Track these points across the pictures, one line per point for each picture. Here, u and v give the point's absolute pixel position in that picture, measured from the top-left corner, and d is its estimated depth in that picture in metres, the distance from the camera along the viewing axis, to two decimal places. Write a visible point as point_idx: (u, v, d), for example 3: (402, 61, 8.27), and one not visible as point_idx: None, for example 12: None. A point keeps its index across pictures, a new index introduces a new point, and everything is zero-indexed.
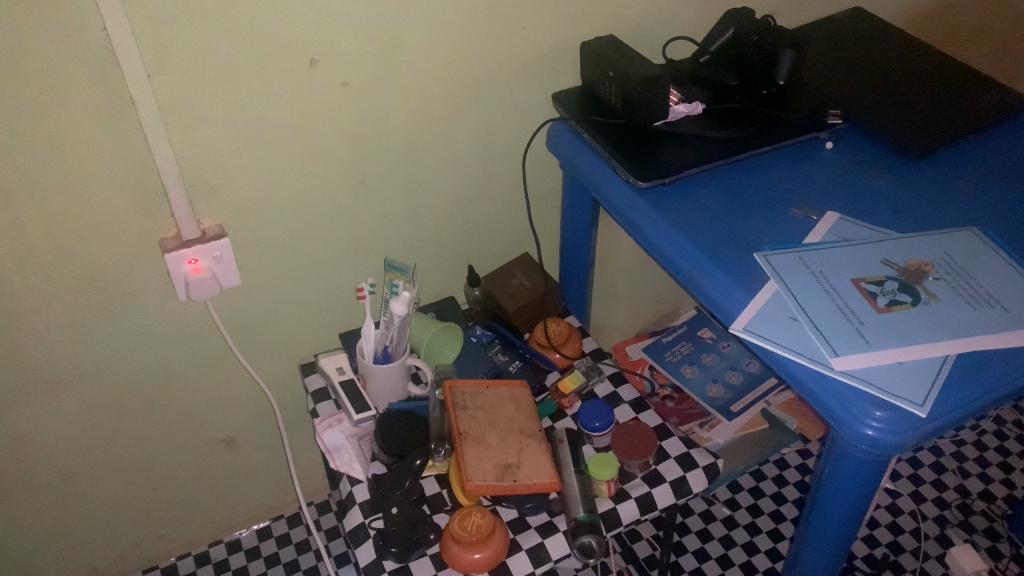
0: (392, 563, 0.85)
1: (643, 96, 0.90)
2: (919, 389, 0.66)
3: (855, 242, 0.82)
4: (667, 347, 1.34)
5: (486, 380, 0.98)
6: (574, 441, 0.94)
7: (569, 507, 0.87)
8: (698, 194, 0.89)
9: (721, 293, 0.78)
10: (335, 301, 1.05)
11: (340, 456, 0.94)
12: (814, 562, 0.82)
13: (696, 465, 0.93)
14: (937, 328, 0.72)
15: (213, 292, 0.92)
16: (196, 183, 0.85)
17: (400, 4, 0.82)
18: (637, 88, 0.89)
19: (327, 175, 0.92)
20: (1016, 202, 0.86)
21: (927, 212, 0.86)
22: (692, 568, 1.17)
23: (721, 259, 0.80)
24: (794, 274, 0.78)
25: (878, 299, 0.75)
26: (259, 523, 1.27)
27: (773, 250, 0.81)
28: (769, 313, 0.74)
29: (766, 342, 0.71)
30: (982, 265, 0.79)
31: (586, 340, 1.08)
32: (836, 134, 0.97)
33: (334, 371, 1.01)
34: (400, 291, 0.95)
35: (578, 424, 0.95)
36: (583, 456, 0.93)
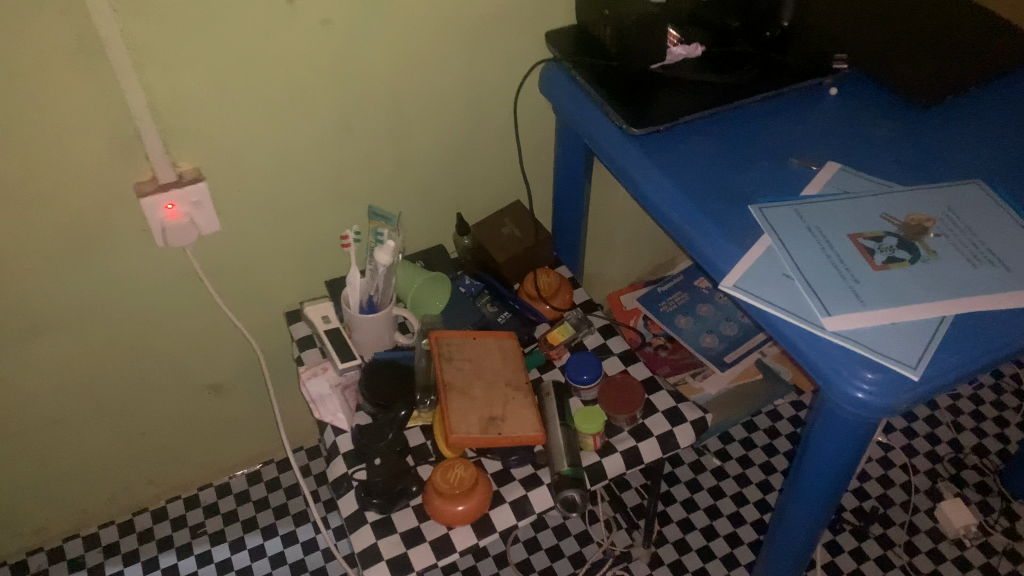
0: (375, 513, 0.84)
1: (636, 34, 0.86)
2: (913, 352, 0.64)
3: (855, 195, 0.79)
4: (661, 298, 1.32)
5: (473, 332, 0.96)
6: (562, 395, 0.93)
7: (554, 460, 0.86)
8: (693, 142, 0.85)
9: (713, 248, 0.75)
10: (319, 247, 1.02)
11: (325, 406, 0.93)
12: (800, 521, 0.81)
13: (684, 420, 0.92)
14: (934, 287, 0.69)
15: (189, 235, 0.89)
16: (173, 126, 0.81)
17: None
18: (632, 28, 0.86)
19: (311, 118, 0.89)
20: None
21: (933, 164, 0.82)
22: (680, 518, 1.17)
23: (714, 213, 0.77)
24: (789, 228, 0.75)
25: (874, 256, 0.72)
26: (249, 467, 1.27)
27: (769, 203, 0.78)
28: (761, 269, 0.71)
29: (757, 301, 0.69)
30: (987, 222, 0.75)
31: (578, 291, 1.05)
32: (839, 79, 0.93)
33: (319, 320, 0.99)
34: (387, 242, 0.92)
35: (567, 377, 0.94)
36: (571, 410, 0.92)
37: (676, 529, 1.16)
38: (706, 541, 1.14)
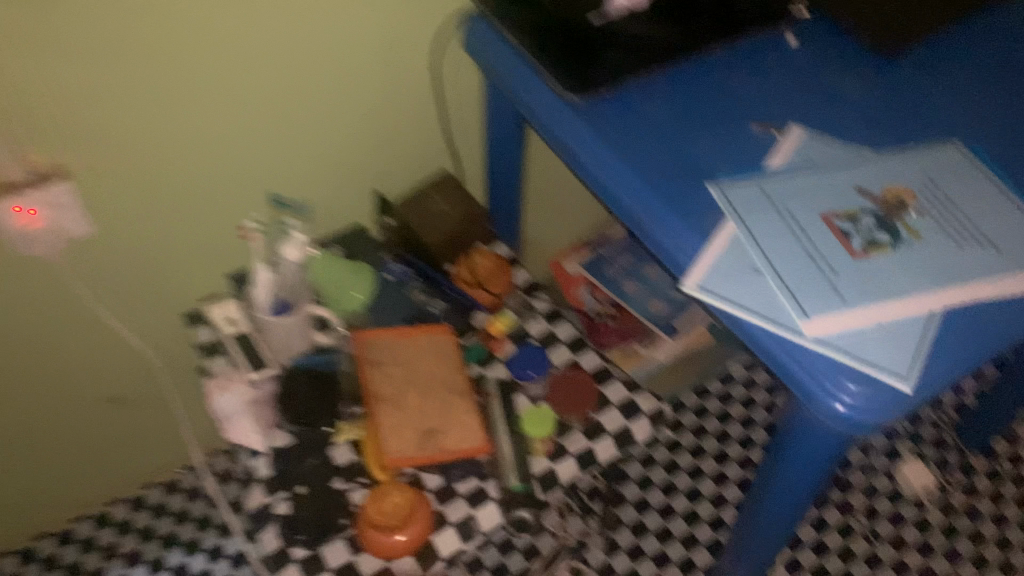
0: (301, 550, 0.75)
1: None
2: (903, 358, 0.57)
3: (824, 166, 0.70)
4: (605, 263, 1.22)
5: (402, 329, 0.85)
6: (507, 397, 0.84)
7: (502, 477, 0.78)
8: (643, 110, 0.74)
9: (671, 237, 0.65)
10: (217, 238, 0.89)
11: (236, 424, 0.80)
12: (770, 517, 0.75)
13: (640, 413, 0.84)
14: (919, 275, 0.61)
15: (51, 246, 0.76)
16: (14, 110, 0.66)
17: None
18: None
19: (194, 93, 0.74)
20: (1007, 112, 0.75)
21: (908, 126, 0.73)
22: (635, 498, 1.12)
23: (671, 196, 0.67)
24: (755, 211, 0.65)
25: (852, 240, 0.64)
26: (164, 476, 1.14)
27: (729, 180, 0.68)
28: (726, 263, 0.62)
29: (724, 304, 0.60)
30: (970, 192, 0.68)
31: (518, 270, 0.95)
32: (799, 24, 0.83)
33: (224, 322, 0.88)
34: (296, 235, 0.81)
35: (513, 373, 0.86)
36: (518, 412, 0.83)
37: (632, 511, 1.11)
38: (663, 521, 1.10)
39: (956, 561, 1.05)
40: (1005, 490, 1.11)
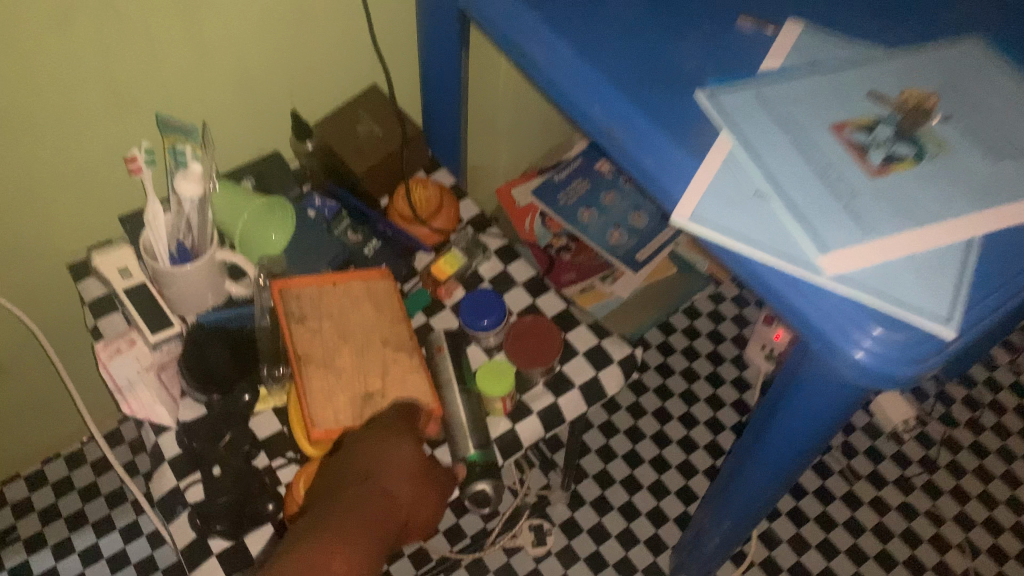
0: (220, 543, 0.63)
1: None
2: (942, 296, 0.46)
3: (829, 67, 0.58)
4: (558, 189, 1.10)
5: (330, 275, 0.72)
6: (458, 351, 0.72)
7: (456, 446, 0.67)
8: (613, 6, 0.61)
9: (655, 158, 0.54)
10: (99, 176, 0.73)
11: (135, 396, 0.68)
12: (764, 474, 0.66)
13: (610, 361, 0.74)
14: (950, 196, 0.51)
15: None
16: None
17: None
18: None
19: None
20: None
21: (921, 19, 0.62)
22: (599, 447, 1.03)
23: (651, 105, 0.55)
24: (753, 120, 0.54)
25: (869, 155, 0.53)
26: (68, 447, 1.01)
27: (720, 85, 0.56)
28: (722, 188, 0.51)
29: (723, 237, 0.49)
30: (1000, 95, 0.58)
31: (464, 202, 0.82)
32: None
33: (117, 275, 0.73)
34: (190, 167, 0.65)
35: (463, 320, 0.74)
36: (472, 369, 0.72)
37: (596, 461, 1.03)
38: (630, 470, 1.02)
39: (936, 496, 0.99)
40: (984, 419, 1.05)
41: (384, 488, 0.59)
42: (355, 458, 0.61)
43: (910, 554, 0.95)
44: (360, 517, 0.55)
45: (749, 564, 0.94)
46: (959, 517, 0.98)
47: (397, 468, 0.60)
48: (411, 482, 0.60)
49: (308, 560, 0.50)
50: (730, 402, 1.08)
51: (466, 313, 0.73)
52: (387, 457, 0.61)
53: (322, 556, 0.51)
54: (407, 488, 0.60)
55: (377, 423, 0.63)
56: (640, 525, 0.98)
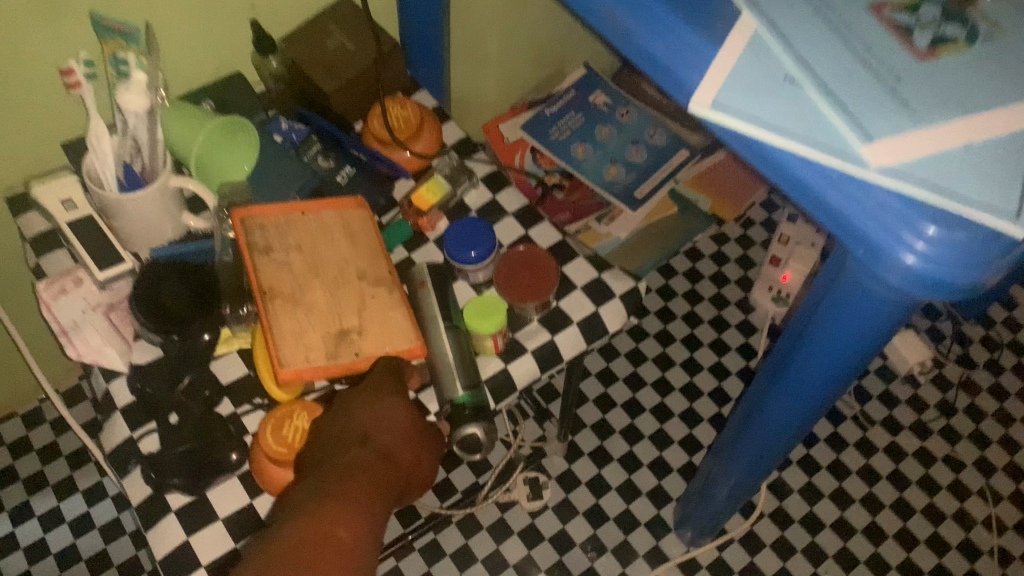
0: (179, 497, 0.57)
1: None
2: (1008, 190, 0.40)
3: None
4: (551, 121, 1.02)
5: (298, 204, 0.64)
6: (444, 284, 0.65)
7: (444, 387, 0.60)
8: None
9: (666, 45, 0.46)
10: (33, 97, 0.65)
11: (83, 339, 0.61)
12: (786, 411, 0.60)
13: (612, 296, 0.67)
14: (1010, 80, 0.44)
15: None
16: None
17: None
18: None
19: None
20: None
21: None
22: (597, 397, 0.98)
23: None
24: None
25: (914, 37, 0.45)
26: (25, 406, 0.95)
27: None
28: (746, 74, 0.44)
29: (749, 127, 0.42)
30: None
31: (448, 125, 0.74)
32: None
33: (60, 206, 0.65)
34: (135, 77, 0.58)
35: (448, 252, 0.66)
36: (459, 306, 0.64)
37: (594, 411, 0.98)
38: (631, 419, 0.97)
39: (955, 442, 0.95)
40: (1003, 359, 1.00)
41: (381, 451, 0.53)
42: (346, 420, 0.54)
43: (928, 503, 0.91)
44: (364, 477, 0.49)
45: (760, 516, 0.90)
46: (978, 462, 0.93)
47: (392, 430, 0.55)
48: (408, 440, 0.55)
49: (315, 522, 0.45)
50: (735, 347, 1.02)
51: (450, 243, 0.65)
52: (381, 418, 0.55)
53: (333, 516, 0.45)
54: (404, 447, 0.55)
55: (366, 385, 0.56)
56: (642, 477, 0.94)
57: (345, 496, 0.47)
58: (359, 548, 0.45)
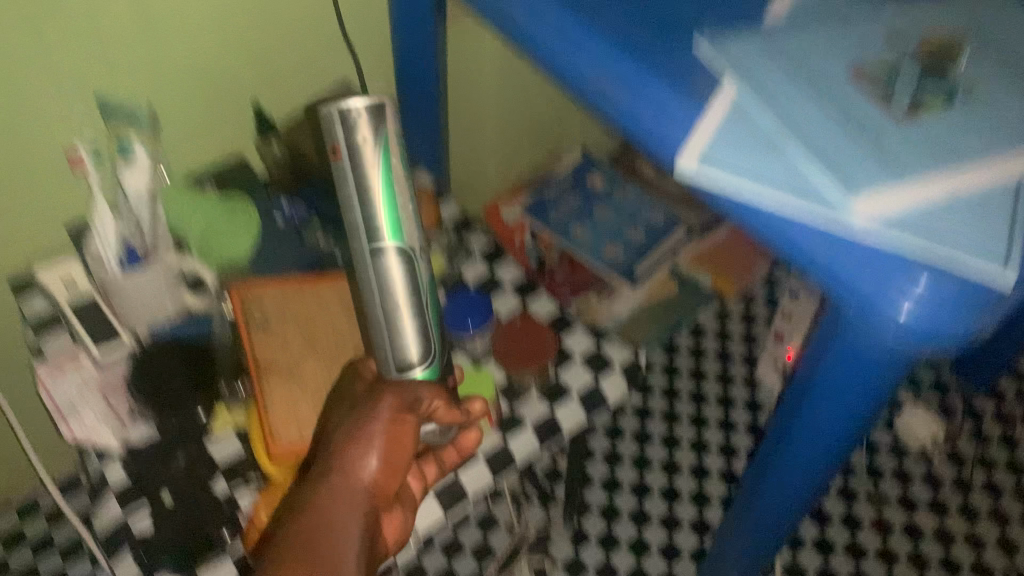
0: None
1: None
2: (993, 236, 0.40)
3: (844, 12, 0.52)
4: (550, 204, 1.03)
5: (297, 280, 0.64)
6: (390, 136, 0.50)
7: (382, 350, 0.51)
8: None
9: (651, 109, 0.48)
10: (39, 183, 0.66)
11: (76, 417, 0.60)
12: (787, 488, 0.58)
13: (611, 367, 0.66)
14: (993, 136, 0.44)
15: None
16: None
17: None
18: None
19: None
20: None
21: None
22: (603, 478, 0.96)
23: (651, 57, 0.50)
24: (760, 66, 0.48)
25: (894, 99, 0.46)
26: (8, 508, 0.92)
27: (720, 32, 0.51)
28: (734, 136, 0.45)
29: (737, 182, 0.43)
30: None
31: (445, 204, 0.76)
32: None
33: (61, 286, 0.66)
34: (136, 154, 0.64)
35: (342, 111, 0.49)
36: (405, 213, 0.51)
37: (601, 493, 0.95)
38: (639, 502, 0.95)
39: (974, 519, 0.93)
40: (1017, 435, 1.00)
41: (369, 511, 0.46)
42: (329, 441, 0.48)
43: None
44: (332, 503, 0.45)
45: None
46: (1000, 539, 0.91)
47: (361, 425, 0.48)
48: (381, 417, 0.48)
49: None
50: (744, 425, 1.00)
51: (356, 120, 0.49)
52: (352, 459, 0.47)
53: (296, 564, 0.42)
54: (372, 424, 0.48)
55: (346, 411, 0.50)
56: (652, 562, 0.90)
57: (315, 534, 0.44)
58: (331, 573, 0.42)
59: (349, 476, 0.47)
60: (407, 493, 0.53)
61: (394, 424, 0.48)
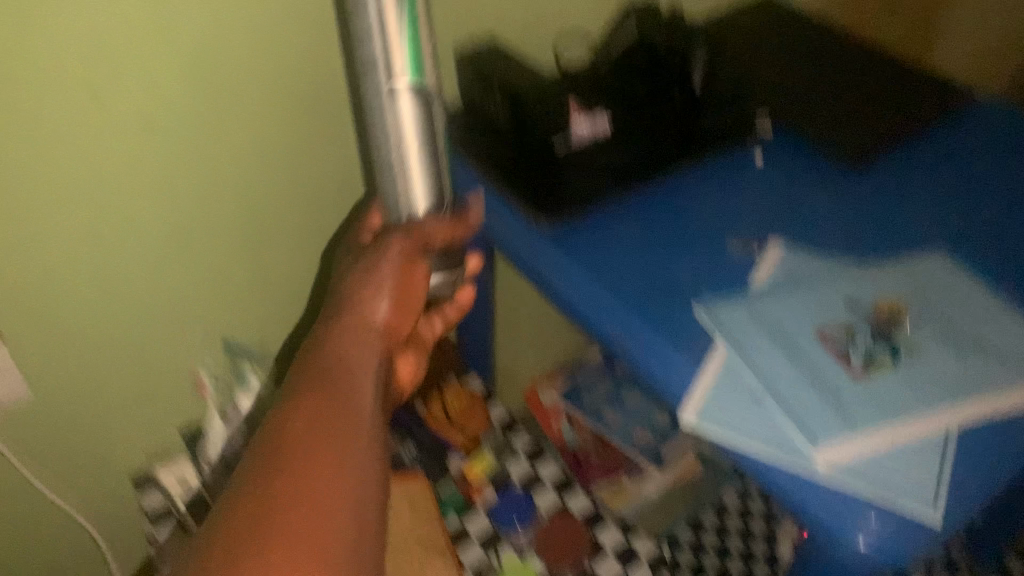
0: None
1: (530, 91, 0.73)
2: (927, 482, 0.53)
3: (810, 280, 0.66)
4: (583, 391, 1.16)
5: None
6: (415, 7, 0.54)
7: (386, 183, 0.62)
8: (615, 233, 0.73)
9: (659, 364, 0.62)
10: (168, 392, 0.83)
11: None
12: None
13: (638, 560, 0.77)
14: (929, 390, 0.57)
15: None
16: None
17: (222, 48, 0.64)
18: (523, 99, 0.73)
19: (165, 155, 0.68)
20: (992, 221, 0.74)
21: (885, 230, 0.72)
22: None
23: (661, 318, 0.64)
24: (744, 331, 0.62)
25: (851, 357, 0.59)
26: None
27: (714, 299, 0.65)
28: (726, 394, 0.58)
29: (728, 436, 0.56)
30: (962, 299, 0.65)
31: (495, 406, 0.89)
32: (766, 144, 0.83)
33: (176, 483, 0.83)
34: (248, 381, 0.84)
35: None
36: (425, 45, 0.56)
37: None
38: None
39: None
40: None
41: (381, 344, 0.61)
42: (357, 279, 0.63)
43: None
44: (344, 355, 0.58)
45: None
46: None
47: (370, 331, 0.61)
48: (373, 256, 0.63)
49: (306, 401, 0.53)
50: None
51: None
52: (366, 306, 0.62)
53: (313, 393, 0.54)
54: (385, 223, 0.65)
55: (347, 329, 0.61)
56: None
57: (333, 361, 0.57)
58: (352, 410, 0.53)
59: (365, 320, 0.62)
60: (417, 339, 0.71)
61: (402, 268, 0.62)
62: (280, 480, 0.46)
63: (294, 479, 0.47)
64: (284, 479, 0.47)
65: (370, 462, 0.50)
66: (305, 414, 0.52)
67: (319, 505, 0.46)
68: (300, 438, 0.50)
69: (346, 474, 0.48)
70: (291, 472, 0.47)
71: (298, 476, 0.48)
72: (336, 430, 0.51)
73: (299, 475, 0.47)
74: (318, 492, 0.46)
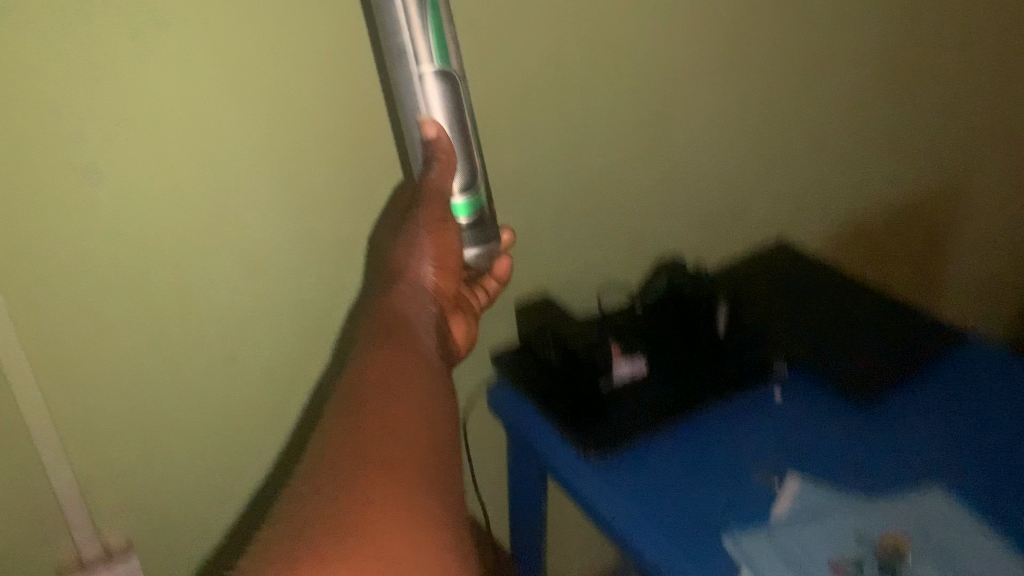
0: None
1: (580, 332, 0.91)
2: None
3: (825, 517, 0.76)
4: None
5: None
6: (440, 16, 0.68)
7: (416, 152, 0.74)
8: (653, 467, 0.84)
9: None
10: None
11: None
12: None
13: None
14: None
15: (105, 566, 0.82)
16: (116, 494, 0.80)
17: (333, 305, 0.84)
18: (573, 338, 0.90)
19: (282, 388, 0.85)
20: (990, 458, 0.83)
21: (891, 468, 0.82)
22: None
23: (694, 550, 0.73)
24: (768, 564, 0.71)
25: None
26: None
27: (742, 532, 0.75)
28: None
29: None
30: (963, 539, 0.74)
31: None
32: (783, 382, 0.96)
33: None
34: None
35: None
36: (447, 33, 0.69)
37: None
38: None
39: None
40: None
41: (430, 303, 0.77)
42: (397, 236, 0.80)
43: None
44: (403, 319, 0.75)
45: None
46: None
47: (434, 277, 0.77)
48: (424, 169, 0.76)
49: (382, 365, 0.68)
50: None
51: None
52: (414, 269, 0.76)
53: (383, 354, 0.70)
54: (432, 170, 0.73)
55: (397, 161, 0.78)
56: None
57: (396, 321, 0.74)
58: (413, 370, 0.69)
59: (416, 277, 0.76)
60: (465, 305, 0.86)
61: (434, 229, 0.74)
62: (366, 428, 0.62)
63: (379, 419, 0.63)
64: (365, 428, 0.62)
65: (430, 422, 0.65)
66: (381, 368, 0.68)
67: (393, 444, 0.61)
68: (377, 388, 0.66)
69: (415, 446, 0.62)
70: (374, 430, 0.62)
71: (376, 431, 0.62)
72: (402, 396, 0.66)
73: (380, 420, 0.63)
74: (399, 427, 0.63)
